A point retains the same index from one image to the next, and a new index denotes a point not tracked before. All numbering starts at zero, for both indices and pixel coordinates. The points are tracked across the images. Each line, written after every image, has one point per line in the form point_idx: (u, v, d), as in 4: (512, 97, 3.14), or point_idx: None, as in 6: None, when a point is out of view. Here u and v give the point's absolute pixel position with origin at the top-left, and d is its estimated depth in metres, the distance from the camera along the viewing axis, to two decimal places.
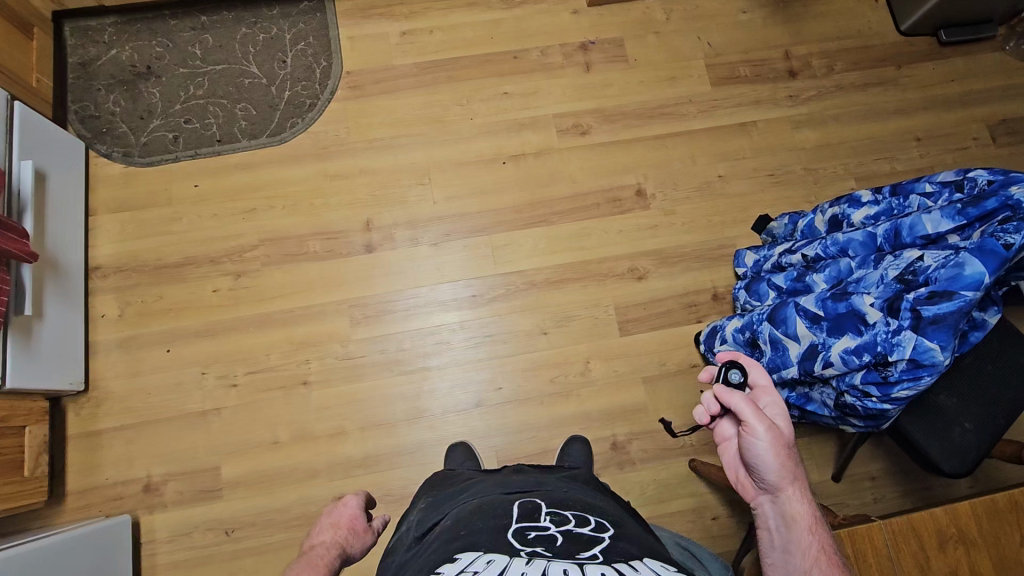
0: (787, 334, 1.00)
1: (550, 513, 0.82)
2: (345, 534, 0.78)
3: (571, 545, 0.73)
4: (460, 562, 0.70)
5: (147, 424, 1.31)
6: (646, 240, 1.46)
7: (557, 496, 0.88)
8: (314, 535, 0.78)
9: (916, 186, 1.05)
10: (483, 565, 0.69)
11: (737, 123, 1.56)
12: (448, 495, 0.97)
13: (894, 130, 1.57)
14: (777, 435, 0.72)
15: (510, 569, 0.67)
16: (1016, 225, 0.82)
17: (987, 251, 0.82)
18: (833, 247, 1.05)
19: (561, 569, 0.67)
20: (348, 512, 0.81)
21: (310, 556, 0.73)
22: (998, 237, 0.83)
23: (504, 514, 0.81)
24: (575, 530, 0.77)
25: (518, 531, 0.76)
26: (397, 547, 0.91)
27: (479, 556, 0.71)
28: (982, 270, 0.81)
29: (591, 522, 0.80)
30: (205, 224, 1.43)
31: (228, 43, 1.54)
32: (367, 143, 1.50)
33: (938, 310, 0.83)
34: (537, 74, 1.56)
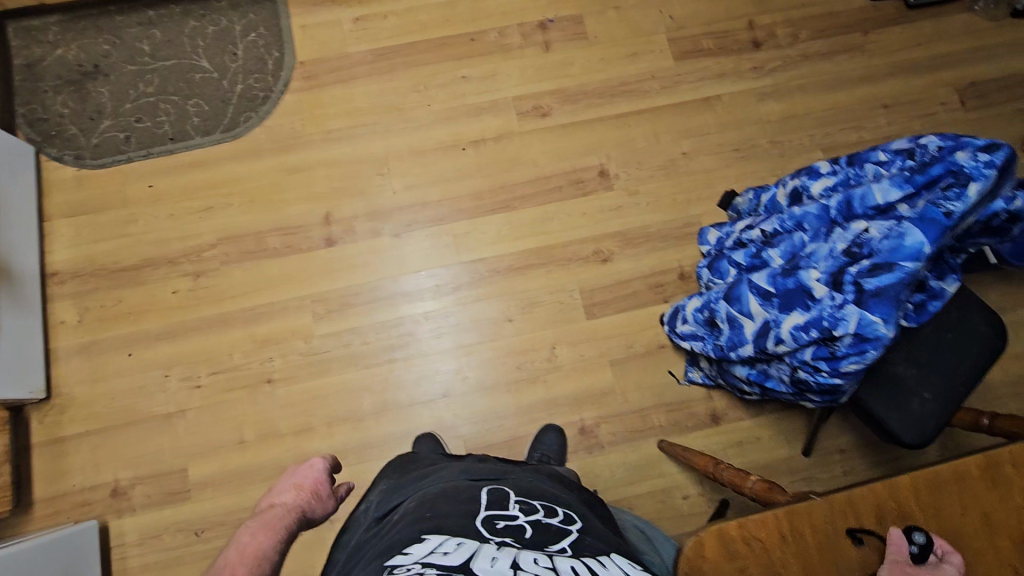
0: (742, 312, 0.99)
1: (519, 502, 0.81)
2: (307, 498, 0.79)
3: (540, 537, 0.72)
4: (428, 543, 0.69)
5: (112, 429, 1.30)
6: (610, 222, 1.44)
7: (525, 486, 0.87)
8: (274, 494, 0.79)
9: (872, 154, 1.02)
10: (453, 546, 0.67)
11: (700, 98, 1.52)
12: (413, 476, 0.95)
13: (861, 98, 1.54)
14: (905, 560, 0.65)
15: (481, 552, 0.66)
16: (957, 192, 0.81)
17: (927, 220, 0.80)
18: (789, 221, 1.01)
19: (531, 557, 0.66)
20: (313, 476, 0.82)
21: (265, 515, 0.72)
22: (939, 206, 0.81)
23: (471, 500, 0.80)
24: (544, 521, 0.76)
25: (486, 519, 0.75)
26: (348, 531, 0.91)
27: (448, 538, 0.70)
28: (922, 240, 0.80)
29: (558, 514, 0.80)
30: (162, 224, 1.41)
31: (176, 37, 1.50)
32: (323, 134, 1.47)
33: (879, 282, 0.82)
34: (495, 56, 1.53)
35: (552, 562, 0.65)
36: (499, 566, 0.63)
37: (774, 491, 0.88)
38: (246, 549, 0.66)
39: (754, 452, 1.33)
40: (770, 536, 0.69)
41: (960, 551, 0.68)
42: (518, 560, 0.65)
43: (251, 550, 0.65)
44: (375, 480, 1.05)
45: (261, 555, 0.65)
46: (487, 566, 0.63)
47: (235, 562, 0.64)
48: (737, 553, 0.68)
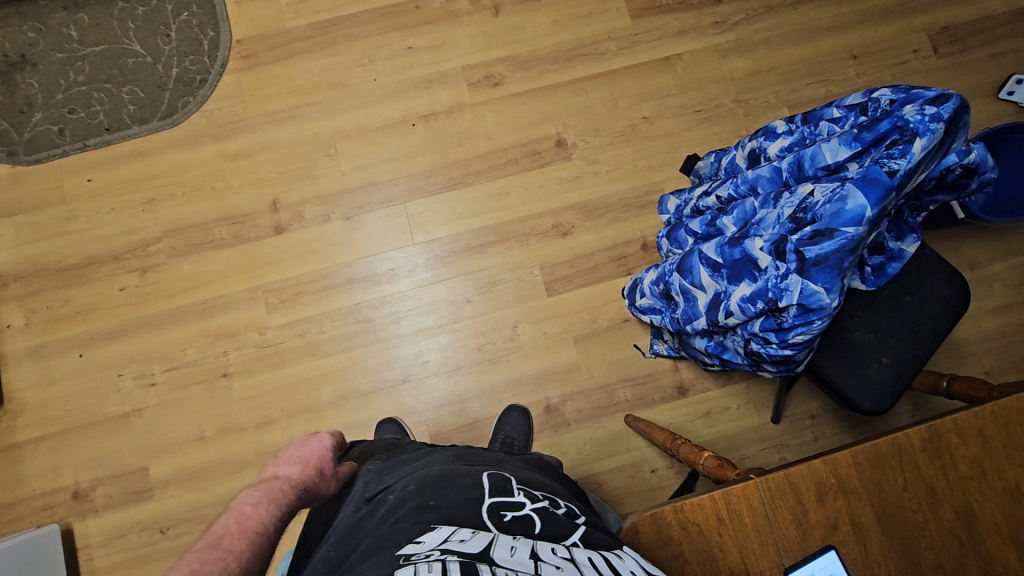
0: (694, 284, 0.96)
1: (523, 489, 0.69)
2: (314, 472, 0.71)
3: (551, 531, 0.61)
4: (441, 531, 0.59)
5: (68, 432, 1.28)
6: (570, 193, 1.39)
7: (524, 474, 0.75)
8: (280, 463, 0.71)
9: (826, 111, 0.96)
10: (468, 534, 0.58)
11: (659, 58, 1.45)
12: (404, 459, 0.81)
13: (829, 50, 1.46)
14: None
15: (498, 540, 0.57)
16: (901, 149, 0.76)
17: (870, 181, 0.75)
18: (743, 185, 0.97)
19: (548, 547, 0.57)
20: (318, 451, 0.75)
21: (271, 487, 0.65)
22: (883, 164, 0.76)
23: (473, 484, 0.68)
24: (551, 510, 0.65)
25: (491, 508, 0.64)
26: (317, 521, 0.76)
27: (461, 528, 0.60)
28: (864, 202, 0.75)
29: (562, 506, 0.68)
30: (104, 220, 1.36)
31: (104, 20, 1.42)
32: (265, 116, 1.41)
33: (819, 250, 0.77)
34: (441, 23, 1.45)
35: (570, 553, 0.57)
36: (519, 557, 0.54)
37: (723, 465, 0.87)
38: (245, 523, 0.58)
39: (722, 422, 1.30)
40: (707, 519, 0.66)
41: (903, 526, 0.66)
42: (537, 550, 0.56)
43: (253, 526, 0.58)
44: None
45: (261, 532, 0.58)
46: (508, 556, 0.54)
47: (235, 536, 0.57)
48: (674, 538, 0.65)
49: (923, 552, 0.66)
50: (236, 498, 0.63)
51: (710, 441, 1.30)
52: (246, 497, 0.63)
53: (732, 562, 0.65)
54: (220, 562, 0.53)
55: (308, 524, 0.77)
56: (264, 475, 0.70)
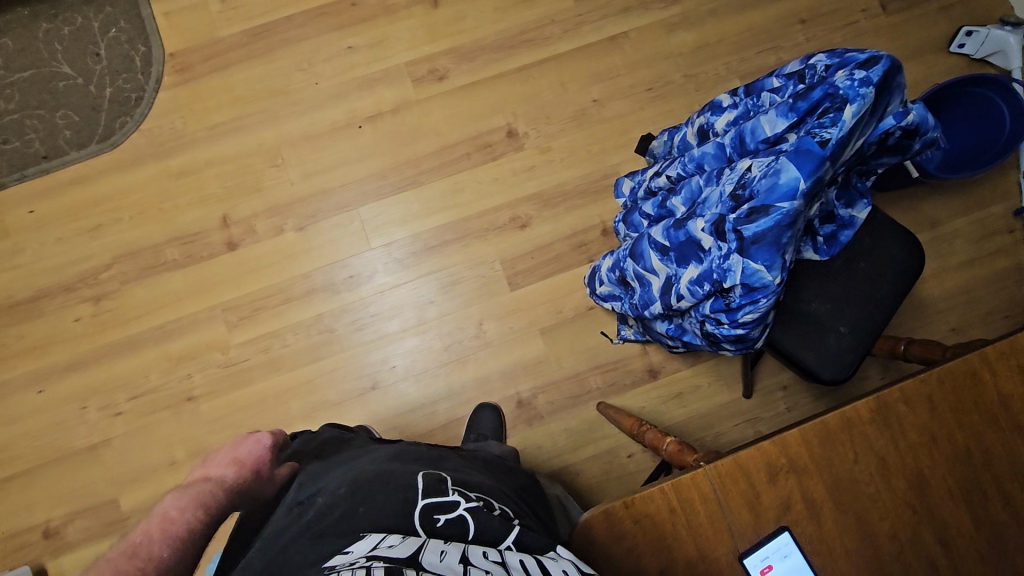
0: (647, 269, 0.94)
1: (457, 489, 0.68)
2: (247, 474, 0.73)
3: (482, 534, 0.61)
4: (370, 540, 0.57)
5: (35, 470, 1.25)
6: (525, 184, 1.36)
7: (464, 474, 0.73)
8: (212, 465, 0.73)
9: (767, 82, 0.94)
10: (397, 540, 0.57)
11: (607, 38, 1.42)
12: (342, 461, 0.79)
13: (777, 16, 1.43)
14: None
15: (428, 545, 0.56)
16: (832, 118, 0.74)
17: (802, 152, 0.73)
18: (691, 163, 0.96)
19: (479, 551, 0.56)
20: (255, 453, 0.76)
21: (201, 487, 0.67)
22: (814, 134, 0.75)
23: (409, 485, 0.66)
24: (485, 510, 0.64)
25: (424, 512, 0.62)
26: (245, 523, 0.74)
27: (387, 535, 0.59)
28: (797, 175, 0.73)
29: (496, 508, 0.66)
30: (50, 251, 1.32)
31: (30, 44, 1.37)
32: (207, 130, 1.37)
33: (757, 228, 0.75)
34: (381, 19, 1.41)
35: (501, 557, 0.57)
36: (449, 561, 0.53)
37: (684, 451, 0.86)
38: (170, 526, 0.60)
39: (695, 402, 1.30)
40: (659, 511, 0.65)
41: (856, 501, 0.66)
42: (468, 554, 0.55)
43: (178, 530, 0.60)
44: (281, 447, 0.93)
45: (188, 535, 0.60)
46: (437, 560, 0.53)
47: (158, 541, 0.58)
48: (626, 533, 0.65)
49: (878, 524, 0.65)
50: (164, 499, 0.64)
51: (684, 421, 1.29)
52: (176, 499, 0.65)
53: (686, 550, 0.64)
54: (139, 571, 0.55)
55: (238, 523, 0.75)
56: (196, 479, 0.71)
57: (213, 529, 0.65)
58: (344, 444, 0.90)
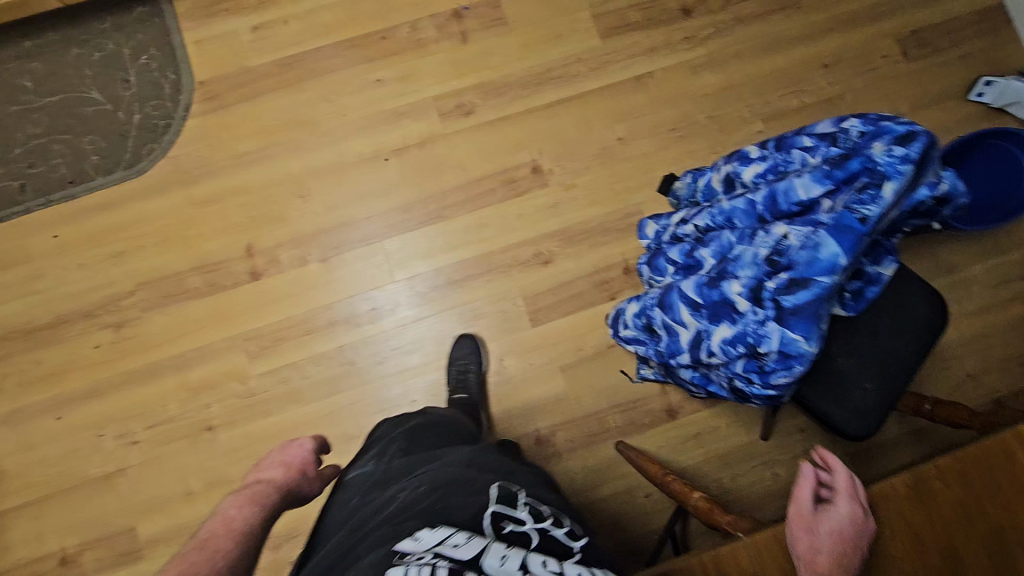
0: (676, 321, 0.92)
1: (529, 503, 0.69)
2: (294, 476, 0.80)
3: (552, 548, 0.62)
4: (439, 531, 0.62)
5: (52, 497, 1.25)
6: (548, 221, 1.38)
7: (535, 489, 0.74)
8: (263, 469, 0.81)
9: (797, 139, 0.95)
10: (464, 538, 0.61)
11: (631, 78, 1.44)
12: (422, 457, 0.82)
13: (799, 60, 1.45)
14: (859, 519, 0.67)
15: (491, 548, 0.59)
16: (872, 194, 0.78)
17: (842, 228, 0.78)
18: (719, 216, 0.93)
19: (540, 560, 0.59)
20: (300, 456, 0.82)
21: (254, 489, 0.76)
22: (855, 210, 0.79)
23: (480, 490, 0.69)
24: (552, 531, 0.65)
25: (495, 517, 0.65)
26: (339, 496, 0.81)
27: (457, 530, 0.62)
28: (838, 251, 0.77)
29: (565, 525, 0.67)
30: (72, 276, 1.32)
31: (59, 69, 1.38)
32: (233, 159, 1.37)
33: (797, 300, 0.80)
34: (410, 53, 1.42)
35: (560, 568, 0.58)
36: (509, 566, 0.56)
37: (714, 511, 0.87)
38: (230, 523, 0.71)
39: (712, 443, 1.31)
40: None
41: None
42: (528, 562, 0.58)
43: (237, 524, 0.70)
44: (379, 431, 0.94)
45: (246, 530, 0.70)
46: (498, 565, 0.57)
47: (221, 534, 0.69)
48: None
49: None
50: (225, 500, 0.75)
51: (703, 463, 1.29)
52: (235, 498, 0.75)
53: None
54: (208, 558, 0.65)
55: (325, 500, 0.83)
56: (250, 481, 0.79)
57: (269, 524, 0.74)
58: (433, 430, 0.93)
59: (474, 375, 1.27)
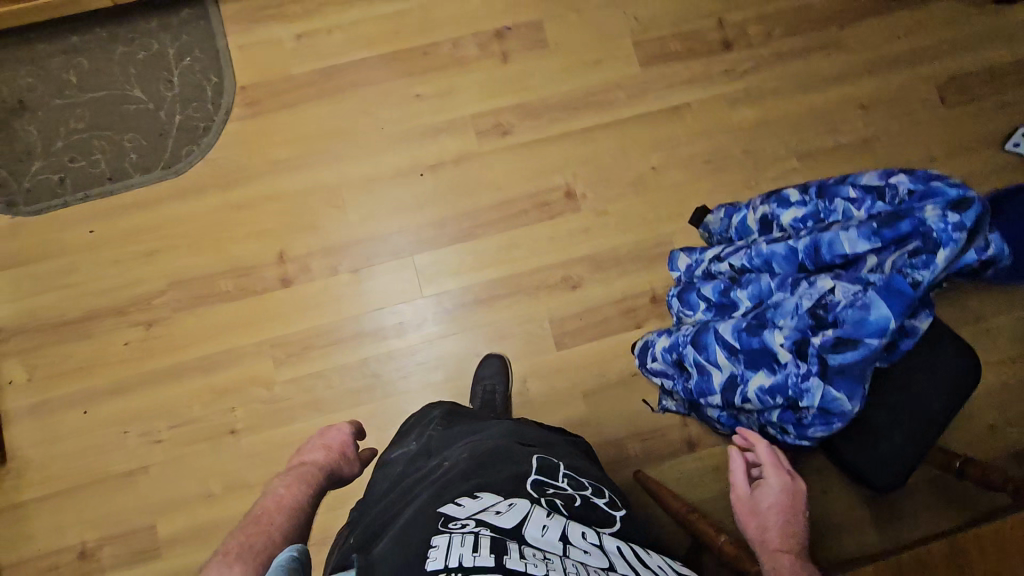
0: (709, 361, 0.95)
1: (568, 475, 0.78)
2: (336, 457, 0.90)
3: (592, 518, 0.71)
4: (483, 499, 0.68)
5: (74, 490, 1.26)
6: (578, 246, 1.38)
7: (573, 461, 0.83)
8: (306, 451, 0.90)
9: (841, 188, 0.95)
10: (506, 506, 0.66)
11: (669, 107, 1.44)
12: (463, 431, 0.89)
13: (838, 99, 1.46)
14: (789, 488, 0.86)
15: (532, 516, 0.65)
16: (925, 260, 0.80)
17: (893, 293, 0.78)
18: (757, 258, 0.96)
19: (579, 531, 0.66)
20: (339, 438, 0.93)
21: (301, 470, 0.84)
22: (907, 274, 0.80)
23: (523, 461, 0.76)
24: (593, 499, 0.74)
25: (537, 483, 0.73)
26: (393, 464, 0.90)
27: (501, 498, 0.68)
28: (888, 315, 0.78)
29: (606, 495, 0.78)
30: (106, 272, 1.33)
31: (105, 65, 1.39)
32: (270, 165, 1.38)
33: (843, 359, 0.80)
34: (450, 70, 1.43)
35: (599, 540, 0.66)
36: (550, 537, 0.63)
37: (741, 558, 0.92)
38: (283, 499, 0.78)
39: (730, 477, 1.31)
40: None
41: None
42: (568, 532, 0.65)
43: (288, 501, 0.77)
44: (418, 415, 1.02)
45: (297, 505, 0.77)
46: (539, 535, 0.63)
47: (275, 509, 0.75)
48: None
49: None
50: (274, 480, 0.82)
51: (720, 496, 1.30)
52: (283, 480, 0.82)
53: None
54: (265, 530, 0.71)
55: (376, 475, 0.91)
56: (295, 462, 0.88)
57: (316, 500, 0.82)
58: (468, 414, 1.00)
59: (501, 397, 1.26)
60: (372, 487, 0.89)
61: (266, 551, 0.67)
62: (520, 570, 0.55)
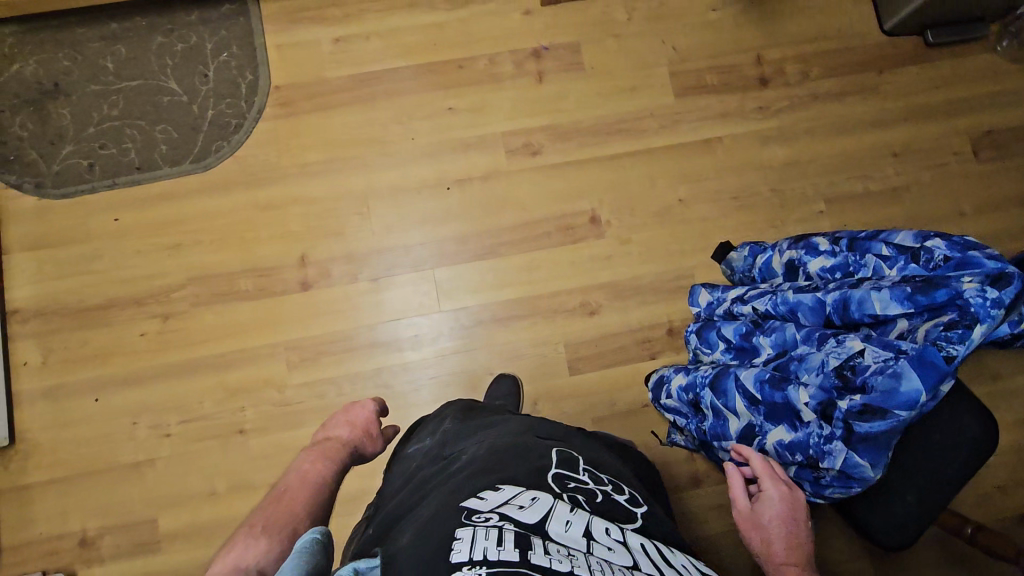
0: (728, 407, 0.95)
1: (588, 469, 0.78)
2: (359, 435, 0.99)
3: (614, 513, 0.69)
4: (505, 492, 0.68)
5: (80, 477, 1.27)
6: (599, 272, 1.38)
7: (592, 455, 0.83)
8: (332, 428, 1.00)
9: (874, 243, 0.93)
10: (529, 500, 0.66)
11: (701, 140, 1.44)
12: (479, 424, 0.90)
13: (870, 145, 1.45)
14: (787, 494, 0.86)
15: (555, 512, 0.65)
16: (960, 334, 0.78)
17: (927, 363, 0.76)
18: (783, 305, 0.96)
19: (603, 526, 0.65)
20: (363, 416, 1.02)
21: (326, 446, 0.94)
22: (941, 346, 0.78)
23: (542, 455, 0.77)
24: (614, 496, 0.73)
25: (557, 477, 0.73)
26: (407, 458, 0.93)
27: (522, 491, 0.68)
28: (920, 388, 0.76)
29: (625, 492, 0.76)
30: (128, 261, 1.34)
31: (142, 55, 1.40)
32: (299, 167, 1.39)
33: (869, 428, 0.79)
34: (485, 86, 1.43)
35: (623, 536, 0.65)
36: (574, 533, 0.62)
37: None
38: (307, 473, 0.87)
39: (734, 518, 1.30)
40: None
41: None
42: (592, 528, 0.64)
43: (312, 476, 0.87)
44: (436, 411, 1.04)
45: (320, 479, 0.87)
46: (562, 531, 0.62)
47: (299, 484, 0.85)
48: None
49: None
50: (301, 455, 0.92)
51: (723, 536, 1.29)
52: (310, 455, 0.92)
53: None
54: (291, 501, 0.82)
55: (398, 463, 0.94)
56: (322, 438, 0.98)
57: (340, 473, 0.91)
58: (485, 408, 1.00)
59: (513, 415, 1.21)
60: (393, 472, 0.92)
61: (289, 528, 0.76)
62: (546, 566, 0.54)
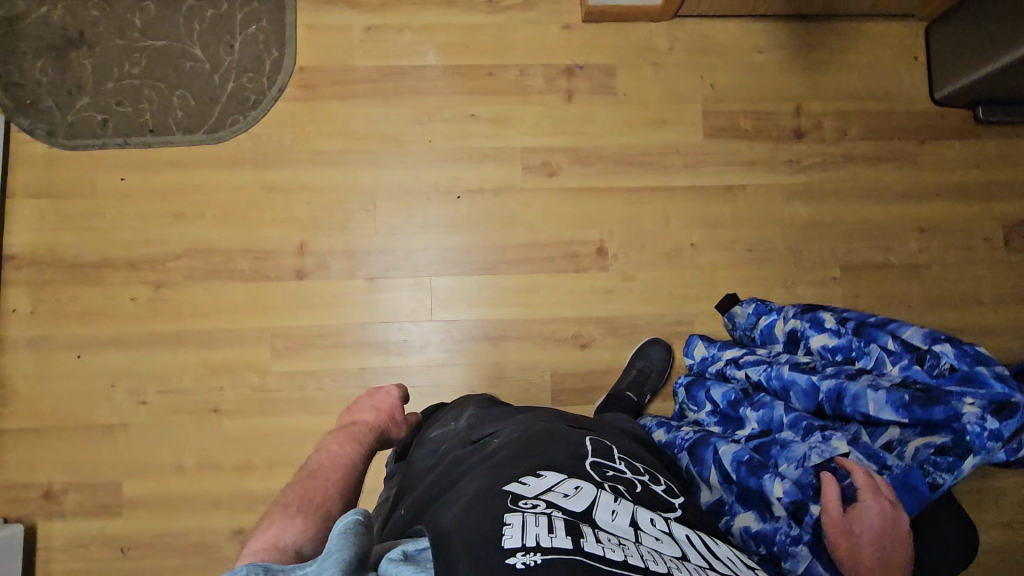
0: (701, 476, 0.90)
1: (624, 459, 0.76)
2: (387, 420, 0.92)
3: (654, 503, 0.67)
4: (547, 479, 0.65)
5: (53, 430, 1.27)
6: (598, 306, 1.35)
7: (628, 447, 0.82)
8: (358, 412, 0.92)
9: (880, 333, 0.89)
10: (572, 489, 0.63)
11: (724, 185, 1.39)
12: (505, 412, 0.89)
13: (898, 216, 1.40)
14: (890, 515, 0.74)
15: (600, 500, 0.62)
16: (950, 462, 0.75)
17: (908, 487, 0.76)
18: (776, 380, 0.94)
19: (648, 517, 0.62)
20: (389, 401, 0.95)
21: (353, 429, 0.87)
22: (927, 471, 0.76)
23: (580, 443, 0.75)
24: (652, 487, 0.71)
25: (596, 464, 0.71)
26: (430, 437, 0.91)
27: (565, 479, 0.66)
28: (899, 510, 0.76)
29: (662, 483, 0.75)
30: (128, 224, 1.33)
31: (171, 16, 1.37)
32: (312, 154, 1.36)
33: None
34: (511, 97, 1.39)
35: (668, 527, 0.62)
36: (620, 522, 0.59)
37: None
38: (336, 456, 0.80)
39: None
40: None
41: None
42: (638, 519, 0.61)
43: (342, 458, 0.80)
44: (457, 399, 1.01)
45: (348, 462, 0.80)
46: (609, 519, 0.59)
47: (329, 466, 0.78)
48: None
49: None
50: (324, 438, 0.84)
51: None
52: (334, 438, 0.85)
53: None
54: (322, 484, 0.74)
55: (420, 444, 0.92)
56: (346, 422, 0.90)
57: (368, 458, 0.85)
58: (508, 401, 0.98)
59: None
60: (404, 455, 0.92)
61: (323, 509, 0.71)
62: (600, 554, 0.51)
